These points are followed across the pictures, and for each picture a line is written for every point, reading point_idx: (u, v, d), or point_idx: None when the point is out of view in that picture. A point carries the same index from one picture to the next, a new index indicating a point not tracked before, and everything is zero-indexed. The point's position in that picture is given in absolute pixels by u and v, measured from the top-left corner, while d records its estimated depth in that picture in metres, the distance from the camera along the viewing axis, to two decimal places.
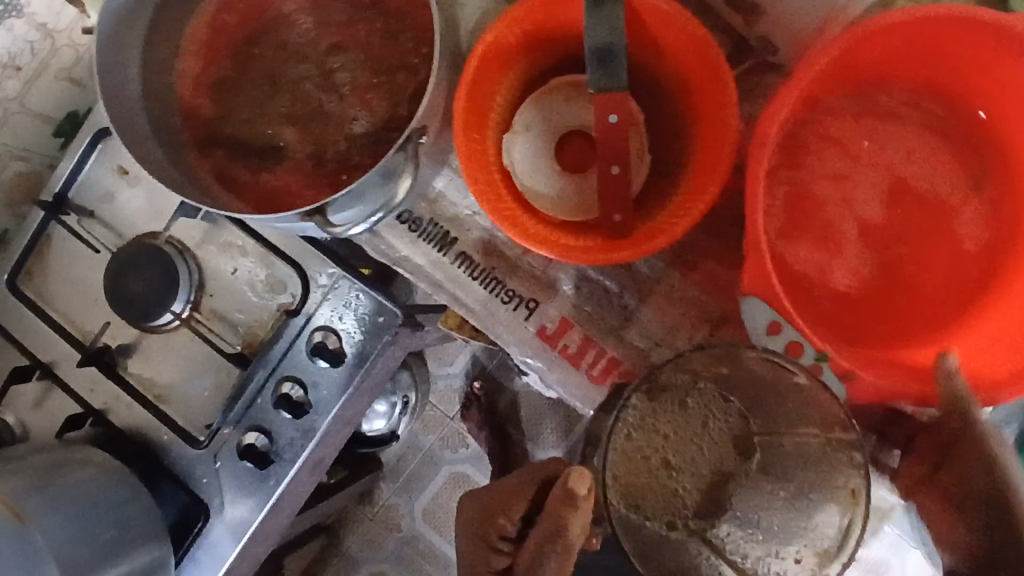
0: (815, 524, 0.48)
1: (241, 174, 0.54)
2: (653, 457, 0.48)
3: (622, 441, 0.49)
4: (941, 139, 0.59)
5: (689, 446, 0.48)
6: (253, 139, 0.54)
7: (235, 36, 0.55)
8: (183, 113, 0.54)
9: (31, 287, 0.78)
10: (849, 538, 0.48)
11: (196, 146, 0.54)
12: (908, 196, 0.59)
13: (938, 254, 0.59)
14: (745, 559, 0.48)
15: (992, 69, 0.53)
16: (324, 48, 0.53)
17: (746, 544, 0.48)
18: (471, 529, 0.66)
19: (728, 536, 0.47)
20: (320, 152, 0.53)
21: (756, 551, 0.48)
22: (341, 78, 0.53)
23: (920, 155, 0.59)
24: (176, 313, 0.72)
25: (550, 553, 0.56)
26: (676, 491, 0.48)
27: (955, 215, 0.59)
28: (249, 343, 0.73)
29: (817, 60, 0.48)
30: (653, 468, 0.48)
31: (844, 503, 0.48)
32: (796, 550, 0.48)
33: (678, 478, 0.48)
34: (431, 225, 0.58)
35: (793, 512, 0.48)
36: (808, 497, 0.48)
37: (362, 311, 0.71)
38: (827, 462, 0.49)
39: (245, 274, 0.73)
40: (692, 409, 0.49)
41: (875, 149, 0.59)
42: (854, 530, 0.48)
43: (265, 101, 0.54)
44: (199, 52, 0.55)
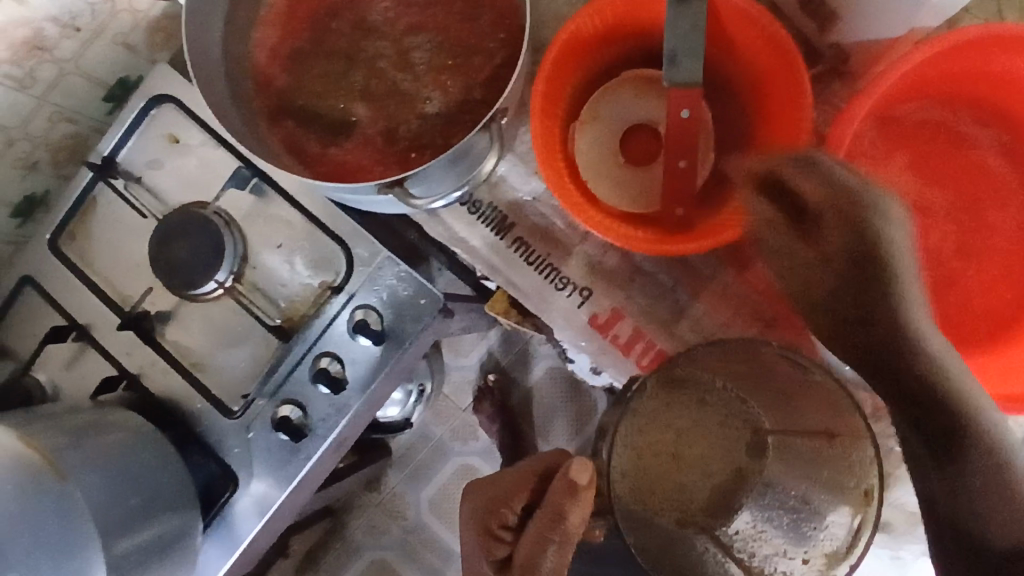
0: (826, 524, 0.55)
1: (311, 145, 0.54)
2: (661, 452, 0.56)
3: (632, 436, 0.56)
4: (990, 158, 0.62)
5: (697, 446, 0.57)
6: (325, 112, 0.54)
7: (314, 10, 0.56)
8: (257, 82, 0.55)
9: (72, 249, 0.79)
10: (859, 539, 0.54)
11: (267, 115, 0.55)
12: (955, 212, 0.61)
13: (982, 268, 0.61)
14: (754, 557, 0.54)
15: None
16: (401, 27, 0.54)
17: (755, 543, 0.55)
18: (472, 520, 0.64)
19: (737, 534, 0.55)
20: (392, 129, 0.54)
21: (765, 550, 0.54)
22: (417, 57, 0.54)
23: (969, 172, 0.62)
24: (219, 282, 0.72)
25: (550, 544, 0.56)
26: (682, 487, 0.56)
27: (1000, 232, 0.61)
28: (289, 317, 0.74)
29: (892, 72, 0.49)
30: (659, 463, 0.56)
31: (856, 504, 0.55)
32: (804, 551, 0.54)
33: (684, 475, 0.56)
34: (491, 209, 0.58)
35: (801, 513, 0.55)
36: (817, 499, 0.55)
37: (405, 292, 0.71)
38: (834, 467, 0.55)
39: (291, 248, 0.74)
40: (703, 411, 0.57)
41: (924, 164, 0.62)
42: (864, 531, 0.54)
43: (339, 75, 0.55)
44: (278, 24, 0.56)
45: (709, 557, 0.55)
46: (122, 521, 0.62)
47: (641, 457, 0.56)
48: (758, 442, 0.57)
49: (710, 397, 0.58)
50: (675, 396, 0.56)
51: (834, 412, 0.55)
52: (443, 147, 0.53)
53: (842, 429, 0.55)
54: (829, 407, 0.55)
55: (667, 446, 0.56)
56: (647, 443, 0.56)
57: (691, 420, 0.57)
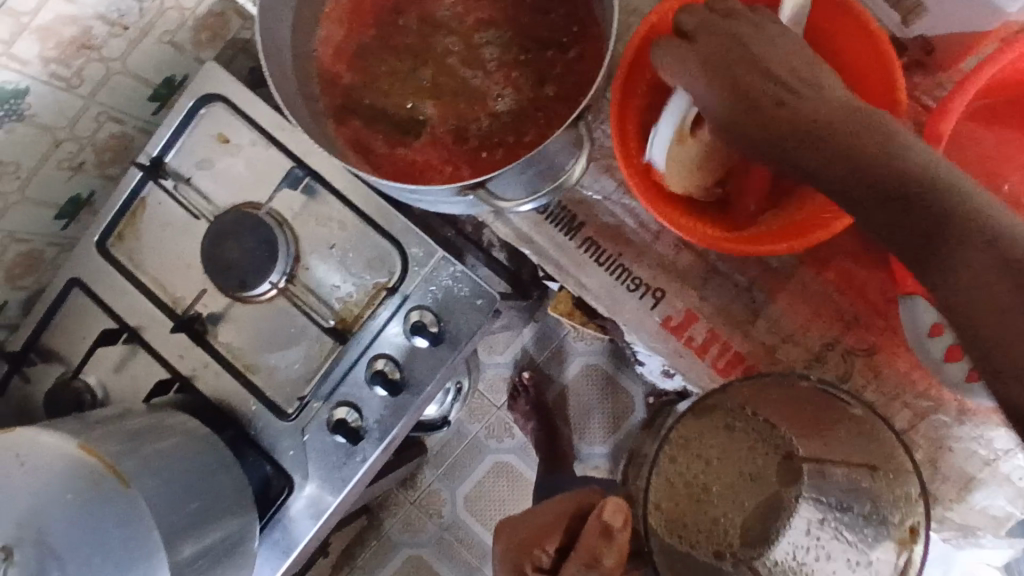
0: (872, 560, 0.55)
1: (378, 145, 0.53)
2: (693, 482, 0.59)
3: (665, 467, 0.59)
4: None
5: (727, 477, 0.59)
6: (393, 111, 0.53)
7: (379, 7, 0.54)
8: (322, 80, 0.54)
9: (122, 249, 0.78)
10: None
11: (334, 114, 0.54)
12: None
13: None
14: None
15: None
16: (471, 23, 0.53)
17: None
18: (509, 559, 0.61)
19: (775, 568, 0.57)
20: (462, 128, 0.52)
21: None
22: (488, 54, 0.52)
23: None
24: (273, 283, 0.72)
25: None
26: (720, 520, 0.58)
27: None
28: (343, 318, 0.72)
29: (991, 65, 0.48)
30: (694, 492, 0.58)
31: (901, 540, 0.54)
32: None
33: (718, 506, 0.59)
34: (559, 208, 0.57)
35: (849, 547, 0.55)
36: (864, 534, 0.55)
37: (461, 291, 0.70)
38: (880, 500, 0.55)
39: (344, 249, 0.73)
40: (731, 440, 0.59)
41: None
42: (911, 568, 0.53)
43: (408, 73, 0.53)
44: (342, 21, 0.54)
45: None
46: (184, 525, 0.61)
47: (669, 490, 0.58)
48: (791, 468, 0.58)
49: (739, 425, 0.59)
50: (703, 430, 0.58)
51: (881, 444, 0.54)
52: (516, 145, 0.51)
53: (884, 464, 0.54)
54: (874, 437, 0.54)
55: (697, 478, 0.59)
56: (676, 479, 0.59)
57: (720, 449, 0.59)
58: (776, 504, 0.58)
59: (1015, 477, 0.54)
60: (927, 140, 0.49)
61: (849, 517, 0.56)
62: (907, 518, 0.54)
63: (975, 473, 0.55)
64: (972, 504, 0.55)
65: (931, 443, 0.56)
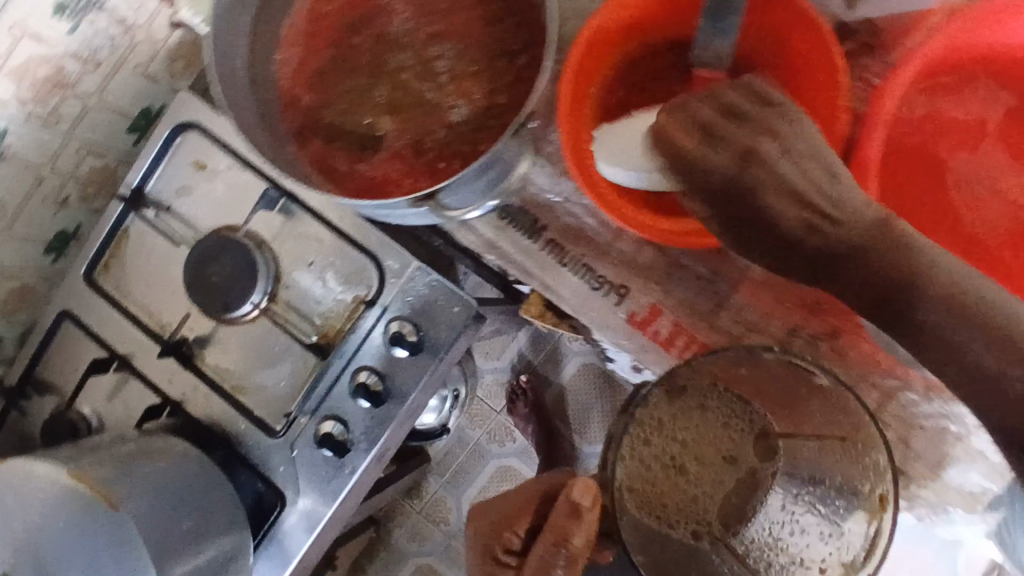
0: (845, 531, 0.57)
1: (340, 162, 0.54)
2: (668, 462, 0.59)
3: (640, 447, 0.58)
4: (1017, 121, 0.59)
5: (703, 457, 0.60)
6: (352, 128, 0.54)
7: (334, 26, 0.55)
8: (282, 103, 0.55)
9: (108, 280, 0.80)
10: (878, 545, 0.54)
11: (295, 135, 0.55)
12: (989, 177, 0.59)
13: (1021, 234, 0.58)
14: (769, 565, 0.60)
15: None
16: (423, 37, 0.54)
17: (770, 553, 0.60)
18: (483, 543, 0.68)
19: (751, 543, 0.60)
20: (419, 140, 0.54)
21: (779, 558, 0.59)
22: (440, 67, 0.54)
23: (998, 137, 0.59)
24: (254, 303, 0.74)
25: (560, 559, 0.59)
26: (697, 499, 0.60)
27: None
28: (325, 333, 0.74)
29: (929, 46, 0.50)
30: (669, 473, 0.59)
31: (872, 509, 0.56)
32: (822, 559, 0.57)
33: (694, 485, 0.60)
34: (522, 213, 0.58)
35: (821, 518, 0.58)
36: (833, 504, 0.58)
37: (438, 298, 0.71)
38: (848, 470, 0.58)
39: (322, 266, 0.74)
40: (706, 419, 0.61)
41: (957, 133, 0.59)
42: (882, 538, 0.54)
43: (365, 90, 0.54)
44: (298, 42, 0.55)
45: (726, 565, 0.60)
46: (175, 546, 0.62)
47: (645, 474, 0.58)
48: (768, 446, 0.62)
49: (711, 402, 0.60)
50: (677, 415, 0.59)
51: (849, 415, 0.56)
52: (472, 154, 0.52)
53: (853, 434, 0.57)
54: (843, 410, 0.56)
55: (673, 456, 0.59)
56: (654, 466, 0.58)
57: (695, 427, 0.60)
58: (750, 483, 0.61)
59: (988, 453, 0.56)
60: (870, 120, 0.50)
61: (819, 489, 0.60)
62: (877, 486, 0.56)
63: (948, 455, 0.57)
64: (947, 483, 0.57)
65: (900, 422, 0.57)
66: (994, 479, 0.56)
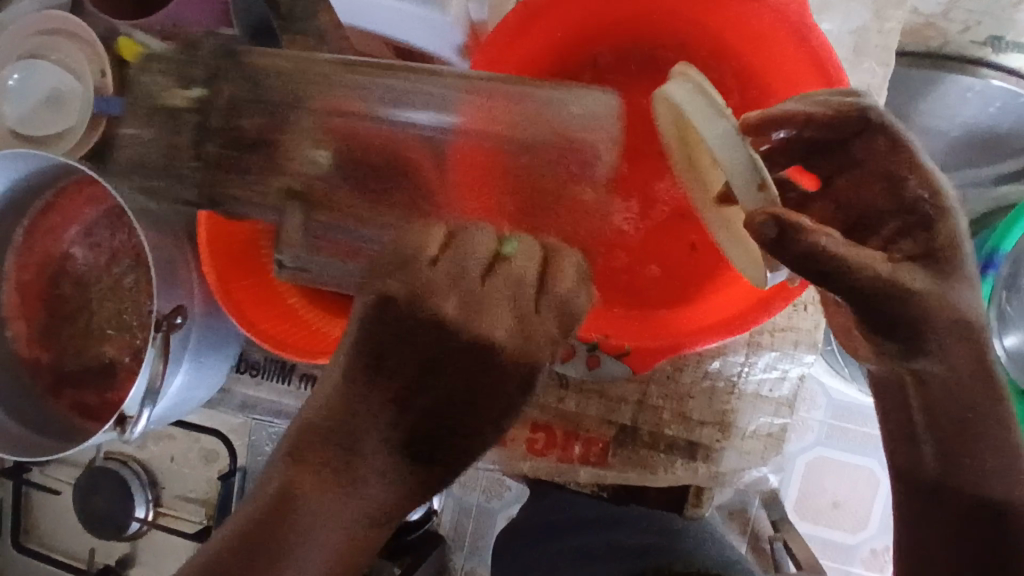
0: (726, 469, 0.55)
1: (91, 398, 0.59)
2: (587, 410, 0.56)
3: (554, 403, 0.56)
4: (653, 71, 0.54)
5: (599, 432, 0.56)
6: (87, 366, 0.60)
7: (38, 287, 0.61)
8: (27, 372, 0.61)
9: (33, 540, 0.87)
10: (727, 474, 0.55)
11: (48, 393, 0.60)
12: None
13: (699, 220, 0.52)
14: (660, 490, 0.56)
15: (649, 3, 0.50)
16: (109, 265, 0.60)
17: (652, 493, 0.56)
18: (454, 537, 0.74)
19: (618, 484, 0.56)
20: (138, 353, 0.58)
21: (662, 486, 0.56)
22: (128, 283, 0.59)
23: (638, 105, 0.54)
24: (142, 518, 0.80)
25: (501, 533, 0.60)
26: (573, 461, 0.56)
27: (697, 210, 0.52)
28: (209, 514, 0.80)
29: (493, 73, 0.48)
30: (569, 424, 0.56)
31: (766, 449, 0.55)
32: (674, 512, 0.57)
33: (586, 428, 0.56)
34: (268, 362, 0.62)
35: (689, 472, 0.55)
36: (699, 457, 0.55)
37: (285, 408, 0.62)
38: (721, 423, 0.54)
39: (183, 457, 0.82)
40: (613, 395, 0.55)
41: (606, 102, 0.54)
42: (732, 469, 0.55)
43: (84, 331, 0.60)
44: (18, 313, 0.61)
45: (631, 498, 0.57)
46: None
47: (563, 410, 0.56)
48: (650, 433, 0.55)
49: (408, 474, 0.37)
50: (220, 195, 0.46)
51: (420, 443, 0.37)
52: (206, 307, 0.54)
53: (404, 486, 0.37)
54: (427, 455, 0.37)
55: (581, 415, 0.56)
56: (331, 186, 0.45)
57: (600, 414, 0.56)
58: (651, 448, 0.55)
59: (765, 392, 0.54)
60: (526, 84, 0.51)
61: (685, 450, 0.55)
62: (756, 446, 0.55)
63: (733, 411, 0.55)
64: (742, 433, 0.55)
65: (671, 396, 0.55)
66: (785, 412, 0.55)
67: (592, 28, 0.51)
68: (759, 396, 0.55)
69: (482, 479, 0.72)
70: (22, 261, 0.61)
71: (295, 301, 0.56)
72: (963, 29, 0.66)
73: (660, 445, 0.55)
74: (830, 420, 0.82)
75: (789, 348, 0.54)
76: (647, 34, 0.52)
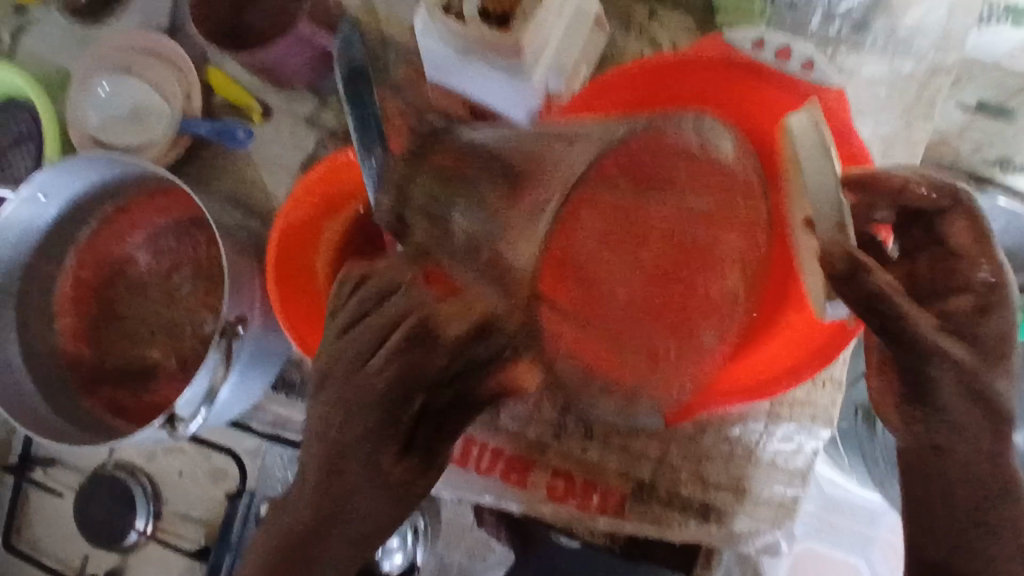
0: (738, 531, 0.57)
1: (126, 398, 0.61)
2: (609, 462, 0.58)
3: (577, 450, 0.58)
4: None
5: (618, 483, 0.58)
6: (128, 366, 0.62)
7: (95, 286, 0.64)
8: (69, 365, 0.63)
9: (23, 542, 0.86)
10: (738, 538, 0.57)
11: (86, 388, 0.62)
12: None
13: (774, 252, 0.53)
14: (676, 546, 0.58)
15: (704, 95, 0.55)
16: (167, 273, 0.63)
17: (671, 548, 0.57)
18: None
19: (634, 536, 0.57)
20: (182, 359, 0.61)
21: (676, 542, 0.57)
22: (183, 291, 0.62)
23: None
24: (141, 530, 0.81)
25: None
26: (589, 511, 0.58)
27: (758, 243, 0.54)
28: (208, 534, 0.80)
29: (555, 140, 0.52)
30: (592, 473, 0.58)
31: (776, 516, 0.57)
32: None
33: (605, 478, 0.58)
34: (303, 382, 0.64)
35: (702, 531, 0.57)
36: (712, 516, 0.57)
37: None
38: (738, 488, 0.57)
39: (188, 472, 0.81)
40: (636, 448, 0.58)
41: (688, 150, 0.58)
42: (743, 534, 0.57)
43: (133, 333, 0.63)
44: (69, 308, 0.63)
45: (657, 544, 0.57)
46: None
47: (586, 458, 0.58)
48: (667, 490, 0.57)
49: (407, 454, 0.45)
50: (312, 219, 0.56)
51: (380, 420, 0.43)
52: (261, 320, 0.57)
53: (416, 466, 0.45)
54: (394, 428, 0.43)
55: (604, 465, 0.58)
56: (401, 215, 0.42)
57: (621, 465, 0.58)
58: (667, 504, 0.57)
59: (780, 461, 0.57)
60: None
61: (698, 510, 0.57)
62: (767, 513, 0.57)
63: (747, 477, 0.57)
64: (755, 499, 0.57)
65: (690, 456, 0.57)
66: (797, 484, 0.57)
67: None
68: (775, 464, 0.57)
69: (469, 538, 0.67)
70: (81, 259, 0.64)
71: None
72: (975, 148, 0.70)
73: (675, 502, 0.57)
74: (823, 513, 0.83)
75: (806, 422, 0.57)
76: None
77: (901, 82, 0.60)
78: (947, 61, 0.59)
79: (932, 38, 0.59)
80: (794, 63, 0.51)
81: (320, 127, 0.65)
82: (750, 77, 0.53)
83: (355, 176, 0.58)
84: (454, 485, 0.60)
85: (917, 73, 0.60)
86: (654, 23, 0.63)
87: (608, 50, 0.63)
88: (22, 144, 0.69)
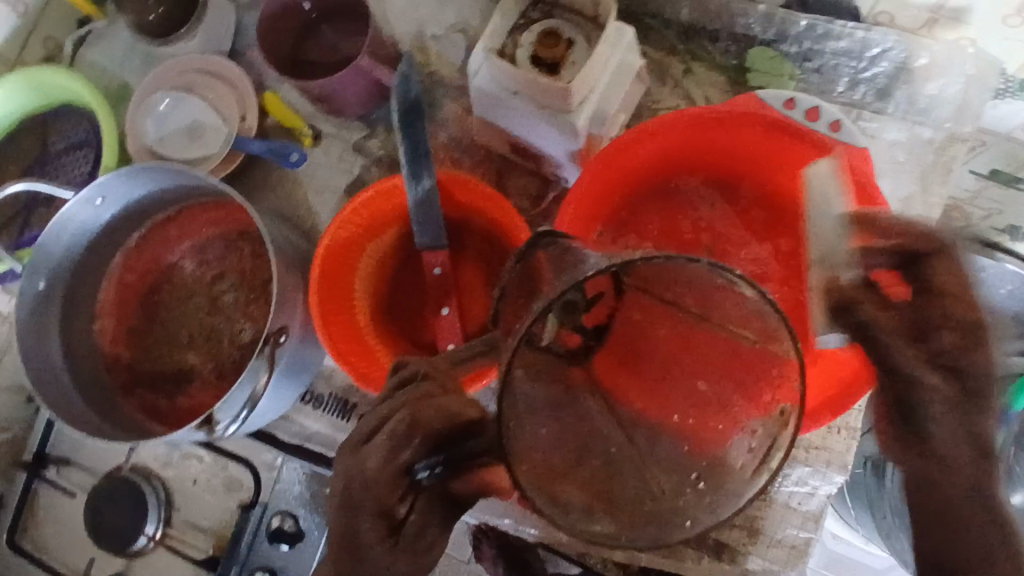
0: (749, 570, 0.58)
1: (161, 401, 0.63)
2: None
3: None
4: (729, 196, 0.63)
5: None
6: (165, 370, 0.64)
7: (138, 290, 0.66)
8: (107, 365, 0.64)
9: (28, 540, 0.87)
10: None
11: (122, 387, 0.64)
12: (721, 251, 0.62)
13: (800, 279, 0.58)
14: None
15: (737, 147, 0.58)
16: (210, 282, 0.66)
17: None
18: None
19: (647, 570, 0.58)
20: (219, 366, 0.63)
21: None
22: (226, 301, 0.65)
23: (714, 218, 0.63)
24: (150, 534, 0.81)
25: None
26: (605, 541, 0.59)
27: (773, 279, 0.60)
28: (217, 545, 0.81)
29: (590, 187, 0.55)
30: None
31: (788, 558, 0.58)
32: None
33: None
34: (332, 397, 0.66)
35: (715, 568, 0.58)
36: (726, 555, 0.58)
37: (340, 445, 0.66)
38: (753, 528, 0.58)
39: (203, 482, 0.82)
40: None
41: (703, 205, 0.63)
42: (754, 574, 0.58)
43: (173, 337, 0.65)
44: (112, 309, 0.66)
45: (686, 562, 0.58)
46: None
47: None
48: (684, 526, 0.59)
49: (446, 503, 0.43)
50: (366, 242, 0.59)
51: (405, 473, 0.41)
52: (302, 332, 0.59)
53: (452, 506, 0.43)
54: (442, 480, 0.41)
55: None
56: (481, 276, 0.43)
57: None
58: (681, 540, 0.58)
59: (794, 504, 0.58)
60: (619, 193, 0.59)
61: (713, 546, 0.58)
62: (779, 554, 0.58)
63: (761, 517, 0.58)
64: (769, 539, 0.58)
65: None
66: (810, 527, 0.58)
67: (685, 155, 0.60)
68: (789, 506, 0.58)
69: None
70: (127, 264, 0.66)
71: (375, 343, 0.61)
72: (986, 216, 0.72)
73: (689, 538, 0.59)
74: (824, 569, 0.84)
75: (821, 466, 0.59)
76: (730, 168, 0.61)
77: (918, 146, 0.64)
78: (963, 130, 0.62)
79: (949, 109, 0.62)
80: (822, 123, 0.55)
81: (367, 154, 0.68)
82: (783, 135, 0.55)
83: (400, 199, 0.60)
84: (480, 509, 0.61)
85: (934, 139, 0.64)
86: (690, 78, 0.67)
87: (644, 100, 0.67)
88: (78, 150, 0.72)
